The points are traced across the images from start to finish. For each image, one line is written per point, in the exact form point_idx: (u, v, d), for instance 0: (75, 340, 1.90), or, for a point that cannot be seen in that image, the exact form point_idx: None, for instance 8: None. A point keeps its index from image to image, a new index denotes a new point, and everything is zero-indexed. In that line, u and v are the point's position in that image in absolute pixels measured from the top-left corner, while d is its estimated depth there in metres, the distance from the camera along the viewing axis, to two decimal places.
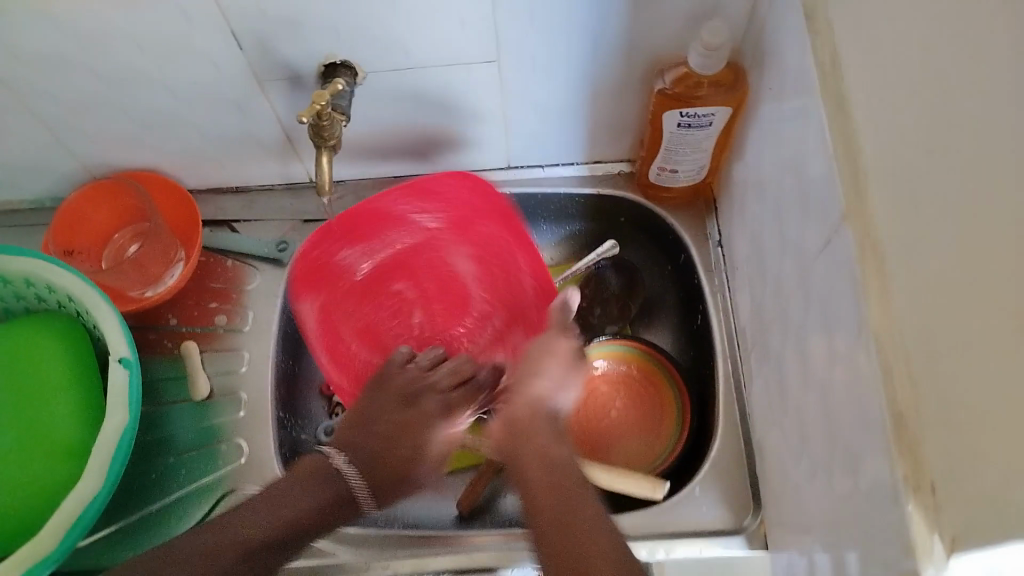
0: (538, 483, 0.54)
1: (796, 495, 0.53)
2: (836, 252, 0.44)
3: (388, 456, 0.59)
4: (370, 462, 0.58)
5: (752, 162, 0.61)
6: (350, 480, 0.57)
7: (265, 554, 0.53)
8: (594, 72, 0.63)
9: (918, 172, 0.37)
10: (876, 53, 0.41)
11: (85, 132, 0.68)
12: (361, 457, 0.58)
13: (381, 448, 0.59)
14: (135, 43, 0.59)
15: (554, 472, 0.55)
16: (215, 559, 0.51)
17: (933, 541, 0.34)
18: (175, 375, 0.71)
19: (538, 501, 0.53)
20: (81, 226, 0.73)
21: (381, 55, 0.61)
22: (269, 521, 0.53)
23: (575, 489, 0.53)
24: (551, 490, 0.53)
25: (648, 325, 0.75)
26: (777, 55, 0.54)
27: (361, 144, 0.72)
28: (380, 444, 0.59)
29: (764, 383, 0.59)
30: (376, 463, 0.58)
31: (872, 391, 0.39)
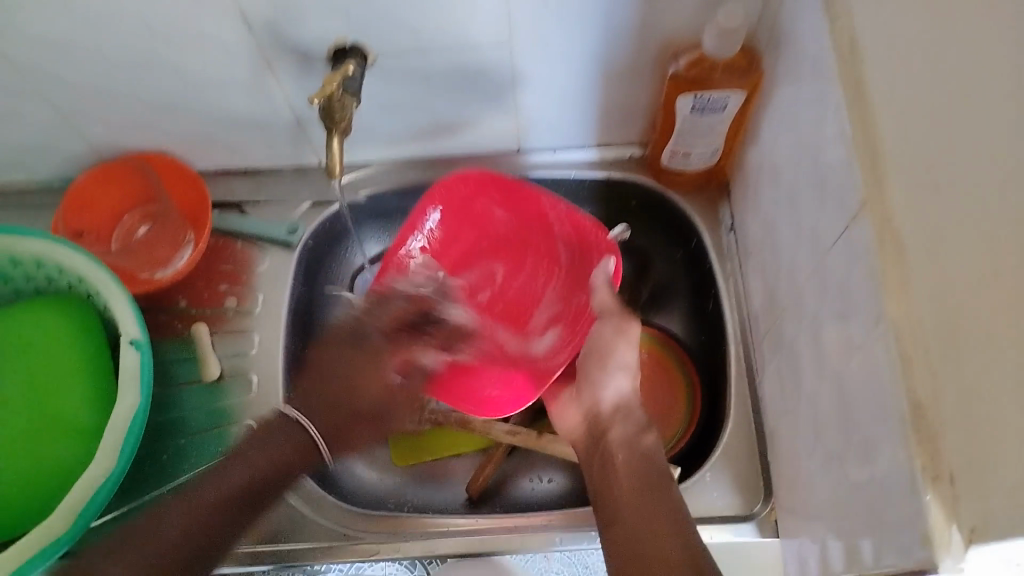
0: (621, 481, 0.52)
1: (808, 482, 0.53)
2: (854, 240, 0.43)
3: (339, 402, 0.62)
4: (318, 409, 0.62)
5: (767, 146, 0.60)
6: (309, 431, 0.60)
7: (234, 515, 0.53)
8: (607, 54, 0.62)
9: (939, 159, 0.37)
10: (896, 37, 0.41)
11: (93, 113, 0.68)
12: (312, 405, 0.62)
13: (335, 396, 0.63)
14: (144, 24, 0.58)
15: (644, 472, 0.52)
16: (197, 508, 0.52)
17: (951, 533, 0.34)
18: (185, 357, 0.71)
19: (618, 497, 0.51)
20: (91, 208, 0.73)
21: (392, 37, 0.60)
22: (241, 472, 0.55)
23: (662, 489, 0.51)
24: (635, 489, 0.51)
25: (658, 310, 0.75)
26: (794, 38, 0.53)
27: (371, 126, 0.71)
28: (335, 393, 0.63)
29: (777, 369, 0.59)
30: (323, 411, 0.62)
31: (889, 380, 0.39)
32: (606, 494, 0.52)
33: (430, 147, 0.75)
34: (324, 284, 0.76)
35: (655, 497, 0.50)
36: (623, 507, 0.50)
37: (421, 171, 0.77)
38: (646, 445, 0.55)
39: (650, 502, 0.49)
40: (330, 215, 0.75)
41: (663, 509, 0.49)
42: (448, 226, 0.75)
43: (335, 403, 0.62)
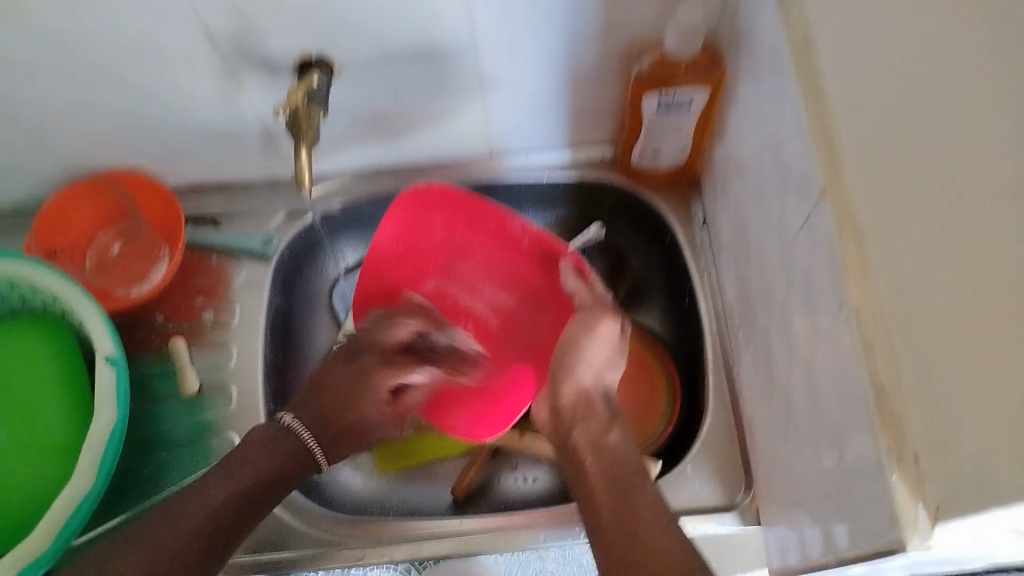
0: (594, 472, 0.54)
1: (785, 469, 0.53)
2: (817, 229, 0.44)
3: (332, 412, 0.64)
4: (318, 418, 0.64)
5: (733, 141, 0.60)
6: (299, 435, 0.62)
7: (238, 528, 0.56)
8: (572, 57, 0.63)
9: (891, 147, 0.37)
10: (847, 29, 0.41)
11: (63, 133, 0.68)
12: (308, 415, 0.63)
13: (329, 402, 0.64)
14: (108, 42, 0.58)
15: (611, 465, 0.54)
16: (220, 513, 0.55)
17: (918, 511, 0.34)
18: (164, 371, 0.71)
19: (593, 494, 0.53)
20: (63, 225, 0.72)
21: (356, 46, 0.60)
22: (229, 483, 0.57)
23: (633, 478, 0.53)
24: (606, 483, 0.53)
25: (637, 308, 0.75)
26: (753, 33, 0.53)
27: (341, 136, 0.71)
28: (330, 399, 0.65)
29: (751, 360, 0.59)
30: (324, 419, 0.64)
31: (855, 365, 0.39)
32: (589, 496, 0.53)
33: (404, 154, 0.75)
34: (301, 294, 0.77)
35: (628, 500, 0.51)
36: (604, 508, 0.51)
37: (394, 179, 0.77)
38: (614, 445, 0.56)
39: (623, 496, 0.51)
40: (304, 228, 0.76)
41: (643, 497, 0.51)
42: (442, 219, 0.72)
43: (337, 405, 0.65)
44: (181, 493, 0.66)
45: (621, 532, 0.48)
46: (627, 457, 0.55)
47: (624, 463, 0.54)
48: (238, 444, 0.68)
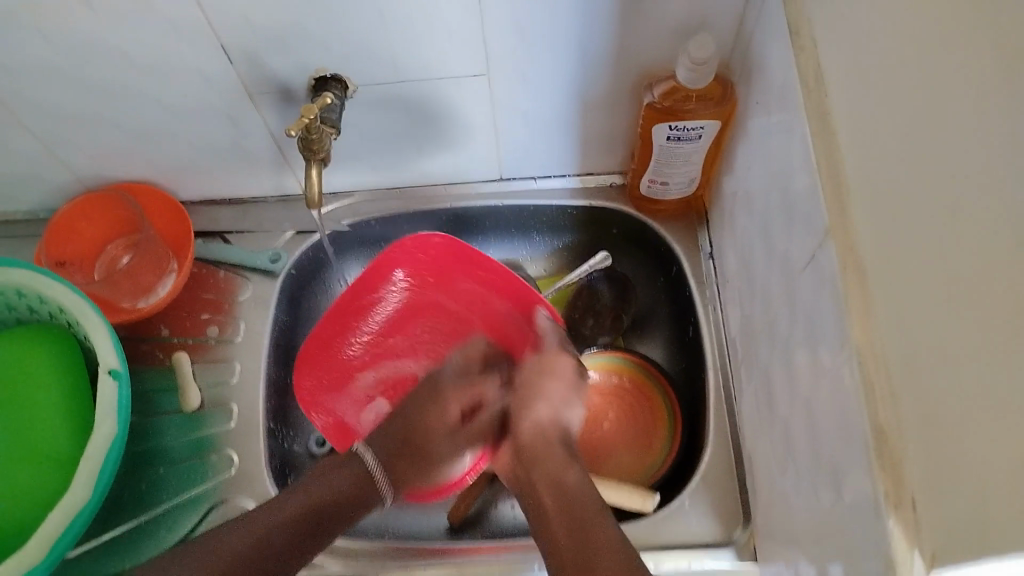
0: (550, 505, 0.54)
1: (783, 507, 0.53)
2: (821, 267, 0.44)
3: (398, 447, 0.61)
4: (387, 456, 0.60)
5: (741, 174, 0.61)
6: (371, 467, 0.58)
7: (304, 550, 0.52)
8: (583, 85, 0.63)
9: (896, 188, 0.37)
10: (857, 71, 0.42)
11: (78, 144, 0.69)
12: (379, 450, 0.60)
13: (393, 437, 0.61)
14: (126, 56, 0.59)
15: (564, 498, 0.54)
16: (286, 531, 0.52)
17: (913, 558, 0.34)
18: (166, 386, 0.71)
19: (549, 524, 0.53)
20: (74, 237, 0.73)
21: (371, 69, 0.61)
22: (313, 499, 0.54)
23: (593, 516, 0.52)
24: (563, 514, 0.53)
25: (640, 337, 0.76)
26: (764, 69, 0.54)
27: (351, 157, 0.72)
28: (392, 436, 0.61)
29: (753, 395, 0.59)
30: (390, 457, 0.60)
31: (855, 406, 0.39)
32: (543, 519, 0.53)
33: (412, 175, 0.75)
34: (306, 314, 0.77)
35: (585, 527, 0.51)
36: (563, 538, 0.51)
37: (404, 200, 0.77)
38: (572, 483, 0.55)
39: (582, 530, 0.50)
40: (312, 245, 0.76)
41: (605, 534, 0.50)
42: (416, 275, 0.73)
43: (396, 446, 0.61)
44: (176, 511, 0.66)
45: (580, 560, 0.48)
46: (585, 488, 0.55)
47: (575, 493, 0.54)
48: (236, 460, 0.68)
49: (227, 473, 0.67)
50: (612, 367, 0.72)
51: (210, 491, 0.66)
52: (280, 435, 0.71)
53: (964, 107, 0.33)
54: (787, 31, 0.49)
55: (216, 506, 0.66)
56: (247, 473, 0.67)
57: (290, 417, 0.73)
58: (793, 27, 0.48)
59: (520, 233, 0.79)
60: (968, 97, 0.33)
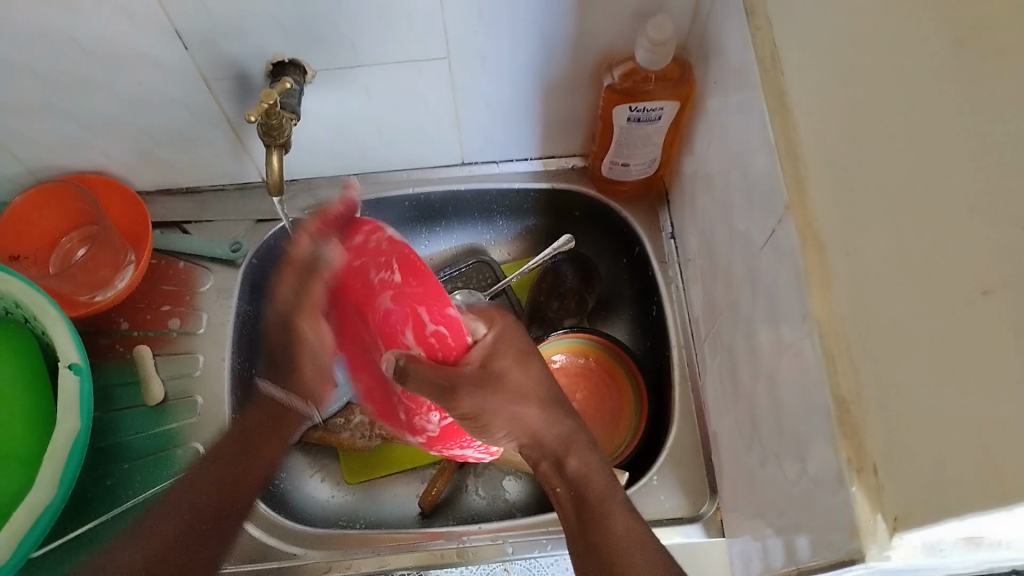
0: (560, 493, 0.56)
1: (749, 479, 0.54)
2: (780, 244, 0.45)
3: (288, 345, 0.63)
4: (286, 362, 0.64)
5: (701, 154, 0.61)
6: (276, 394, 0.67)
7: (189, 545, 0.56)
8: (544, 68, 0.63)
9: (853, 166, 0.38)
10: (812, 49, 0.42)
11: (28, 136, 0.67)
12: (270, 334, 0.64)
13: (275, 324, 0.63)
14: (77, 43, 0.58)
15: (573, 483, 0.55)
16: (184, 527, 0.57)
17: (877, 523, 0.35)
18: (127, 381, 0.70)
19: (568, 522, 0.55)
20: (27, 230, 0.71)
21: (330, 54, 0.60)
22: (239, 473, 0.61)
23: (596, 495, 0.54)
24: (575, 508, 0.54)
25: (604, 319, 0.77)
26: (721, 49, 0.55)
27: (311, 144, 0.71)
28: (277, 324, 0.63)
29: (717, 371, 0.60)
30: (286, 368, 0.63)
31: (817, 379, 0.40)
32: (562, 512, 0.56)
33: (373, 161, 0.75)
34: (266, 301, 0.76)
35: (607, 540, 0.52)
36: (576, 535, 0.54)
37: (369, 185, 0.76)
38: (575, 463, 0.56)
39: (595, 522, 0.53)
40: (273, 234, 0.75)
41: (610, 518, 0.53)
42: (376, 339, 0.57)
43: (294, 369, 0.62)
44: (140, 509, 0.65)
45: (595, 552, 0.52)
46: (591, 470, 0.55)
47: (592, 480, 0.55)
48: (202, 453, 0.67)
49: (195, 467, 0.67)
50: (576, 348, 0.72)
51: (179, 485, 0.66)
52: None
53: (914, 83, 0.34)
54: (744, 12, 0.50)
55: None
56: None
57: None
58: (749, 8, 0.49)
59: (483, 217, 0.79)
60: (918, 72, 0.34)
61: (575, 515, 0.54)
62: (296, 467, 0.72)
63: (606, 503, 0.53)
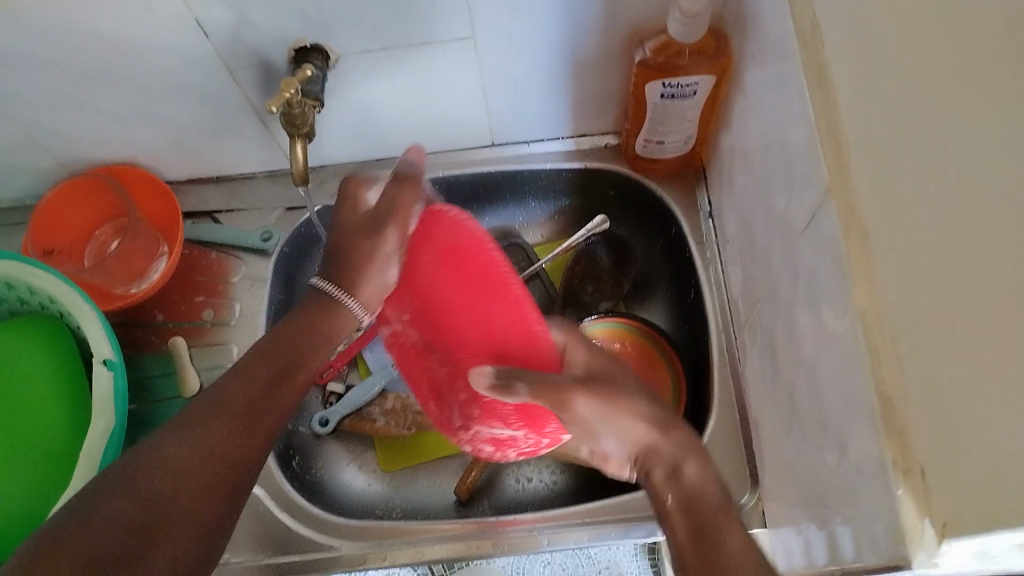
0: (676, 519, 0.47)
1: (790, 470, 0.52)
2: (820, 228, 0.42)
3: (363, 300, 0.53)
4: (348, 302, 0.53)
5: (738, 131, 0.59)
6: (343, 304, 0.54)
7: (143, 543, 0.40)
8: (574, 45, 0.61)
9: (896, 147, 0.36)
10: (853, 19, 0.40)
11: (57, 129, 0.67)
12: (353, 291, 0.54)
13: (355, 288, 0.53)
14: (99, 38, 0.57)
15: (691, 503, 0.47)
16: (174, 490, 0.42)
17: (924, 526, 0.33)
18: (163, 372, 0.70)
19: (680, 541, 0.46)
20: (60, 225, 0.72)
21: (353, 39, 0.59)
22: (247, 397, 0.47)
23: (717, 514, 0.46)
24: (689, 525, 0.46)
25: (642, 301, 0.74)
26: (758, 19, 0.52)
27: (337, 129, 0.70)
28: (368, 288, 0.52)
29: (757, 358, 0.58)
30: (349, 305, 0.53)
31: (859, 371, 0.38)
32: (669, 528, 0.47)
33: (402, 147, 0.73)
34: (300, 291, 0.76)
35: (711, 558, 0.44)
36: (688, 553, 0.45)
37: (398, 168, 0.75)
38: (691, 484, 0.48)
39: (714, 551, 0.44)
40: (303, 221, 0.74)
41: (734, 549, 0.43)
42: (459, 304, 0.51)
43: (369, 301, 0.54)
44: None
45: None
46: (708, 492, 0.48)
47: (705, 495, 0.47)
48: None
49: None
50: (612, 334, 0.70)
51: None
52: None
53: None
54: None
55: None
56: None
57: None
58: None
59: (515, 200, 0.77)
60: None
61: (692, 544, 0.45)
62: (330, 455, 0.72)
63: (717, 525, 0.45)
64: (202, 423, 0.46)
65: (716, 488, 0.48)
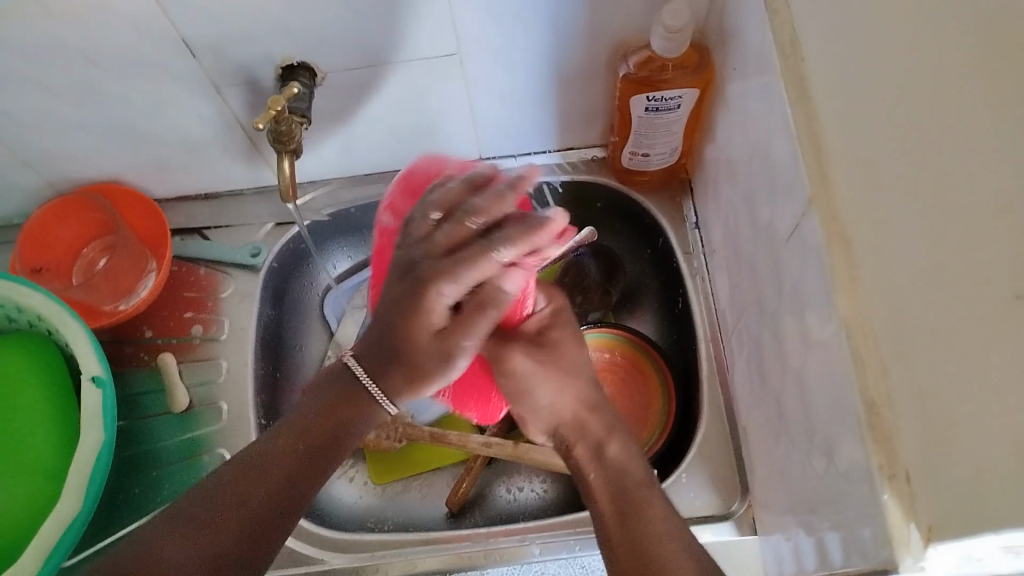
0: (596, 486, 0.53)
1: (779, 478, 0.52)
2: (804, 237, 0.43)
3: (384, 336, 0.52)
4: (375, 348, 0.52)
5: (723, 143, 0.60)
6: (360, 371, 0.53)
7: None
8: (559, 60, 0.62)
9: (878, 158, 0.37)
10: (833, 33, 0.40)
11: (44, 148, 0.67)
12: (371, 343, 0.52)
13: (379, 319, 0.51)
14: (86, 57, 0.57)
15: (615, 477, 0.53)
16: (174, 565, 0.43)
17: (910, 532, 0.33)
18: (152, 388, 0.71)
19: (599, 506, 0.52)
20: (47, 244, 0.72)
21: (340, 56, 0.59)
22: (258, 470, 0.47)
23: (638, 488, 0.51)
24: (610, 495, 0.52)
25: (631, 312, 0.75)
26: (740, 33, 0.52)
27: (325, 146, 0.70)
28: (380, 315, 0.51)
29: (745, 367, 0.59)
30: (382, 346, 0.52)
31: (844, 378, 0.39)
32: (593, 501, 0.53)
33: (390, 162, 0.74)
34: (291, 305, 0.76)
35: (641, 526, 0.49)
36: (612, 523, 0.50)
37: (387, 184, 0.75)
38: (616, 456, 0.54)
39: (633, 519, 0.49)
40: (292, 236, 0.75)
41: (652, 521, 0.49)
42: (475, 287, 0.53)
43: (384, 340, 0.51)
44: None
45: (635, 553, 0.47)
46: (632, 469, 0.53)
47: (629, 472, 0.53)
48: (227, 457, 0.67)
49: None
50: (602, 343, 0.71)
51: None
52: None
53: None
54: None
55: None
56: None
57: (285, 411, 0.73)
58: None
59: None
60: None
61: (614, 513, 0.50)
62: None
63: (638, 496, 0.51)
64: (228, 494, 0.46)
65: (640, 466, 0.53)
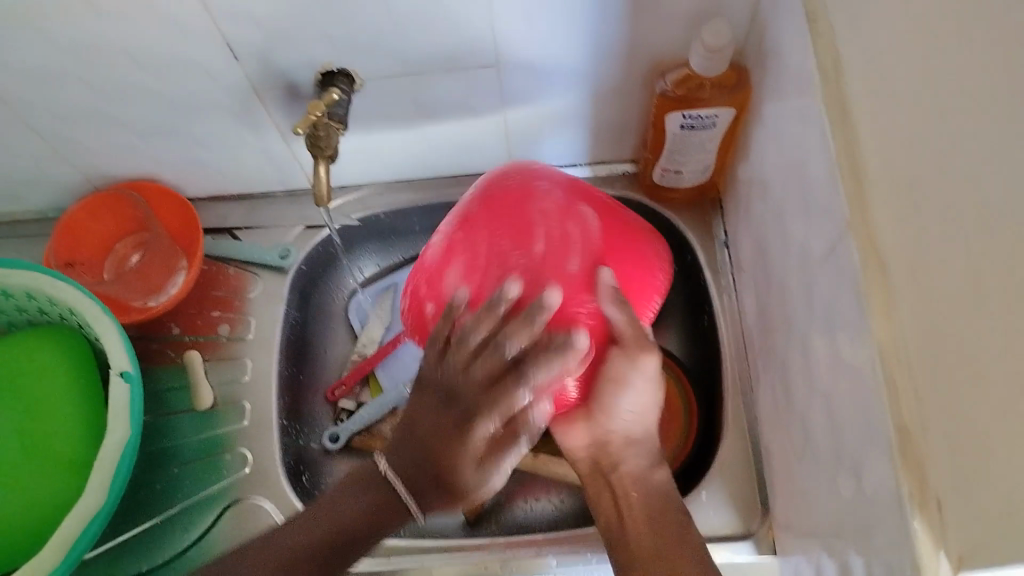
0: (630, 507, 0.56)
1: (803, 502, 0.52)
2: (839, 260, 0.43)
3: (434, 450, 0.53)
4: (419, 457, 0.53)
5: (757, 163, 0.59)
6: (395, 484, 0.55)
7: None
8: (596, 75, 0.62)
9: (919, 184, 0.36)
10: (877, 58, 0.40)
11: (84, 143, 0.68)
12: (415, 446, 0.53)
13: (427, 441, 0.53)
14: (131, 56, 0.58)
15: (650, 495, 0.56)
16: None
17: (939, 559, 0.33)
18: (178, 384, 0.71)
19: (628, 525, 0.55)
20: (81, 238, 0.73)
21: (379, 63, 0.60)
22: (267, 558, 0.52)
23: (675, 516, 0.55)
24: (646, 517, 0.55)
25: (653, 327, 0.74)
26: (780, 54, 0.52)
27: (359, 151, 0.71)
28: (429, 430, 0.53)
29: (771, 388, 0.58)
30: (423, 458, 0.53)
31: (877, 403, 0.38)
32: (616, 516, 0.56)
33: (422, 169, 0.74)
34: (316, 307, 0.77)
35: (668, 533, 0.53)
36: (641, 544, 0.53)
37: (415, 190, 0.76)
38: (658, 482, 0.56)
39: (664, 542, 0.53)
40: (322, 240, 0.76)
41: (684, 544, 0.52)
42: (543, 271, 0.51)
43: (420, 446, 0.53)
44: (194, 509, 0.66)
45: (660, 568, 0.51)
46: (669, 492, 0.56)
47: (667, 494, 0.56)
48: (249, 457, 0.68)
49: (241, 471, 0.67)
50: None
51: (226, 489, 0.66)
52: (294, 432, 0.71)
53: None
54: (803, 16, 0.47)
55: (234, 502, 0.66)
56: (262, 471, 0.67)
57: (305, 412, 0.73)
58: (810, 11, 0.47)
59: None
60: None
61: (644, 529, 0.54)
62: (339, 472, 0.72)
63: (671, 517, 0.54)
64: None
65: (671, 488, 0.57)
